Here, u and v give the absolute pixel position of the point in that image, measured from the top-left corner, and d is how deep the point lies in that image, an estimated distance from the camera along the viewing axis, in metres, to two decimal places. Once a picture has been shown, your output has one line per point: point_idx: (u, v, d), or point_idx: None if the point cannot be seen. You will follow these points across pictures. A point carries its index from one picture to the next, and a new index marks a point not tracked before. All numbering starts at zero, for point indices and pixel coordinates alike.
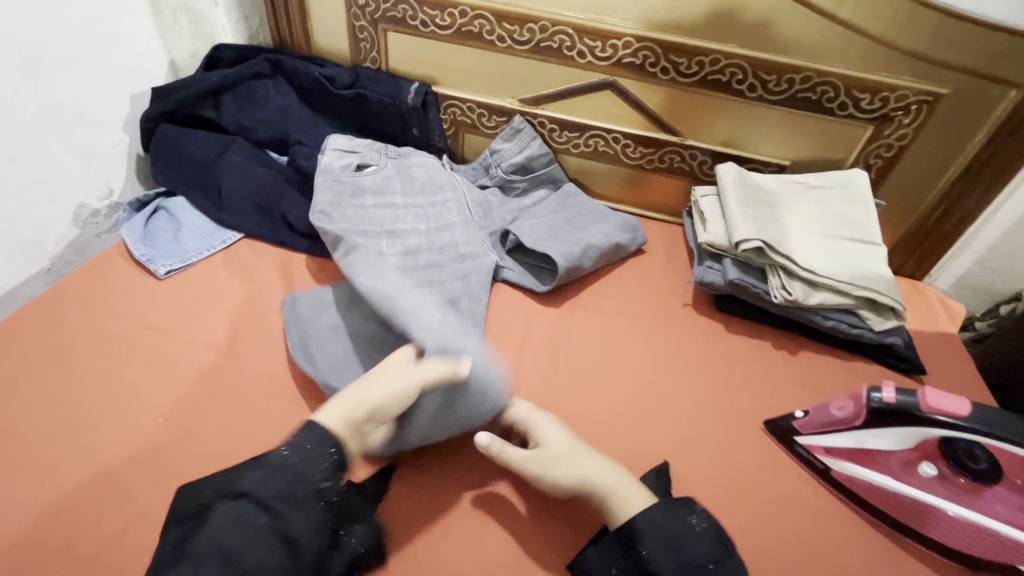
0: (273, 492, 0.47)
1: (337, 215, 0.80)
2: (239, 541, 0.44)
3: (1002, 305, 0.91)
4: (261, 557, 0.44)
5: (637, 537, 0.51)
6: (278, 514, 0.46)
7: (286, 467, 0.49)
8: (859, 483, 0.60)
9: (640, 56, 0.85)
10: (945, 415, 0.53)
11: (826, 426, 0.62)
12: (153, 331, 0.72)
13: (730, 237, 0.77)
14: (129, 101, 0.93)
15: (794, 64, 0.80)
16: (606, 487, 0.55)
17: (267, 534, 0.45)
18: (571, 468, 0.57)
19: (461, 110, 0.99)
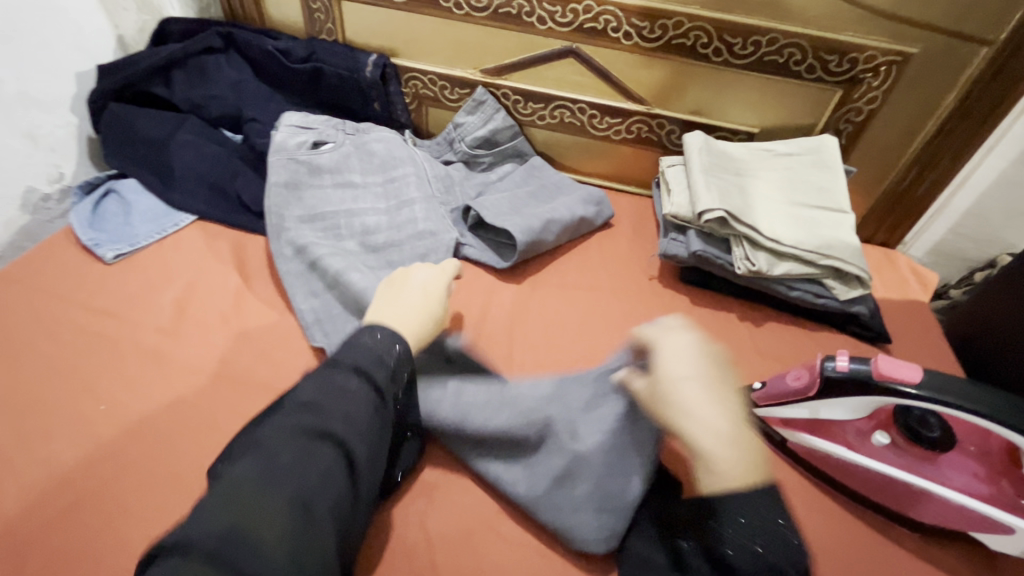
0: (365, 362, 0.50)
1: (293, 197, 0.79)
2: (325, 398, 0.46)
3: (978, 272, 0.90)
4: (350, 414, 0.46)
5: (716, 516, 0.46)
6: (368, 380, 0.49)
7: (366, 349, 0.51)
8: (812, 452, 0.60)
9: (602, 21, 0.82)
10: (897, 382, 0.53)
11: (780, 398, 0.61)
12: (102, 317, 0.70)
13: (693, 208, 0.75)
14: (75, 79, 0.88)
15: (760, 25, 0.77)
16: (702, 449, 0.47)
17: (361, 393, 0.48)
18: (679, 416, 0.48)
19: (423, 83, 0.96)
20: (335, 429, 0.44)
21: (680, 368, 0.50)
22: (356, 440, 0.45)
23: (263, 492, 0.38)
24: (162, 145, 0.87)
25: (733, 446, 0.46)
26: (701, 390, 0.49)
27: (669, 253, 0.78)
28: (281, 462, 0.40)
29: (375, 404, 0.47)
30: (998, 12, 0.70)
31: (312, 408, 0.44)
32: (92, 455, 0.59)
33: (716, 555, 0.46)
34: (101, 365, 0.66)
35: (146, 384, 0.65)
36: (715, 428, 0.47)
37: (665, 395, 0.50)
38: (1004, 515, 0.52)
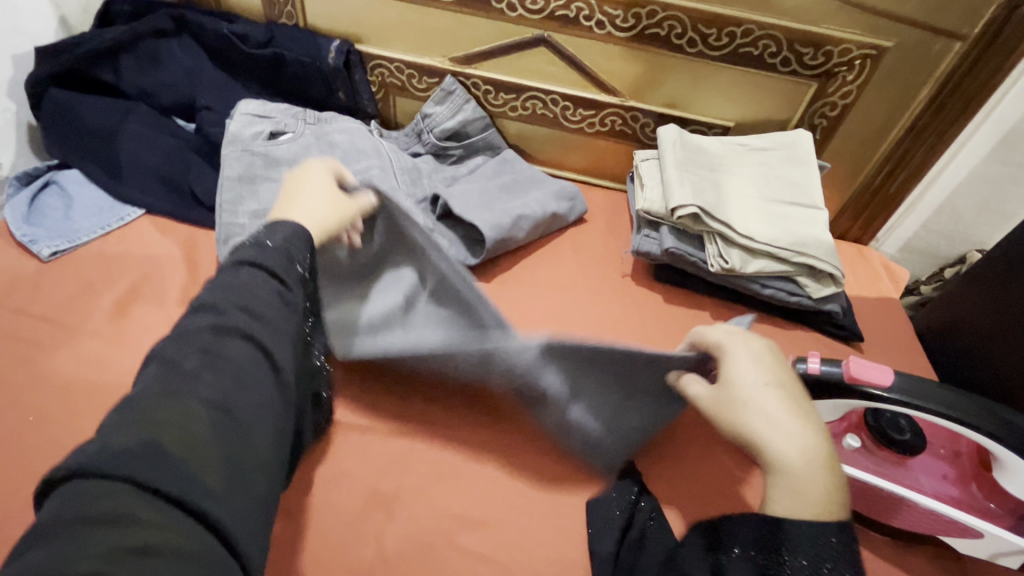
0: (269, 259, 0.47)
1: (248, 191, 0.75)
2: (233, 296, 0.43)
3: (947, 268, 0.89)
4: (269, 307, 0.44)
5: (786, 542, 0.42)
6: (275, 275, 0.46)
7: (270, 244, 0.48)
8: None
9: (574, 8, 0.79)
10: (870, 384, 0.52)
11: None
12: (38, 320, 0.66)
13: (666, 203, 0.73)
14: (12, 63, 0.82)
15: (734, 15, 0.75)
16: (773, 460, 0.46)
17: (272, 294, 0.45)
18: (752, 424, 0.48)
19: (390, 71, 0.91)
20: (237, 320, 0.42)
21: (759, 375, 0.50)
22: (276, 341, 0.43)
23: (179, 397, 0.37)
24: (107, 134, 0.81)
25: (823, 469, 0.45)
26: (780, 399, 0.48)
27: (641, 250, 0.76)
28: (186, 366, 0.38)
29: (283, 299, 0.45)
30: (970, 6, 0.70)
31: (216, 311, 0.42)
32: (24, 471, 0.55)
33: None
34: (37, 372, 0.61)
35: (86, 393, 0.60)
36: (794, 441, 0.46)
37: (737, 398, 0.49)
38: (974, 521, 0.51)
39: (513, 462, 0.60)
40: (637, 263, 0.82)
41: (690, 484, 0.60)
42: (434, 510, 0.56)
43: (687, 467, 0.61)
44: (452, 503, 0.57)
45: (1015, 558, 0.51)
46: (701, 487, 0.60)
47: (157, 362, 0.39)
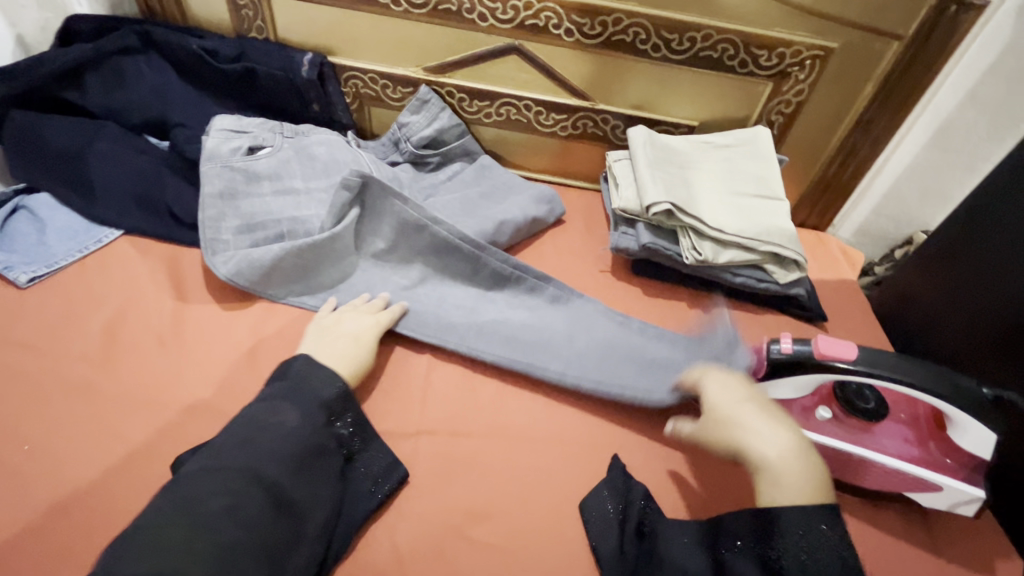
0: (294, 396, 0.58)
1: (151, 204, 0.74)
2: (265, 434, 0.53)
3: (897, 250, 0.94)
4: (290, 446, 0.53)
5: (777, 528, 0.49)
6: (306, 414, 0.56)
7: (296, 381, 0.59)
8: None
9: (543, 17, 0.82)
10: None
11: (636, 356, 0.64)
12: (21, 349, 0.65)
13: (641, 202, 0.78)
14: None
15: (694, 21, 0.80)
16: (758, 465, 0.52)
17: (293, 434, 0.54)
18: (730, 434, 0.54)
19: (363, 82, 0.92)
20: (266, 471, 0.51)
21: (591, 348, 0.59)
22: (287, 476, 0.52)
23: (196, 530, 0.44)
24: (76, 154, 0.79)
25: (795, 459, 0.51)
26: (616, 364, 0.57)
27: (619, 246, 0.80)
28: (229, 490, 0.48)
29: (306, 439, 0.55)
30: (905, 8, 0.76)
31: (248, 446, 0.52)
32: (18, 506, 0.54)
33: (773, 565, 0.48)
34: (24, 406, 0.60)
35: (78, 422, 0.60)
36: (778, 444, 0.52)
37: (718, 417, 0.56)
38: (933, 476, 0.58)
39: (513, 457, 0.62)
40: (615, 261, 0.85)
41: (678, 464, 0.64)
42: (438, 511, 0.58)
43: (672, 443, 0.65)
44: (455, 499, 0.59)
45: (970, 507, 0.58)
46: (682, 458, 0.64)
47: (183, 484, 0.48)
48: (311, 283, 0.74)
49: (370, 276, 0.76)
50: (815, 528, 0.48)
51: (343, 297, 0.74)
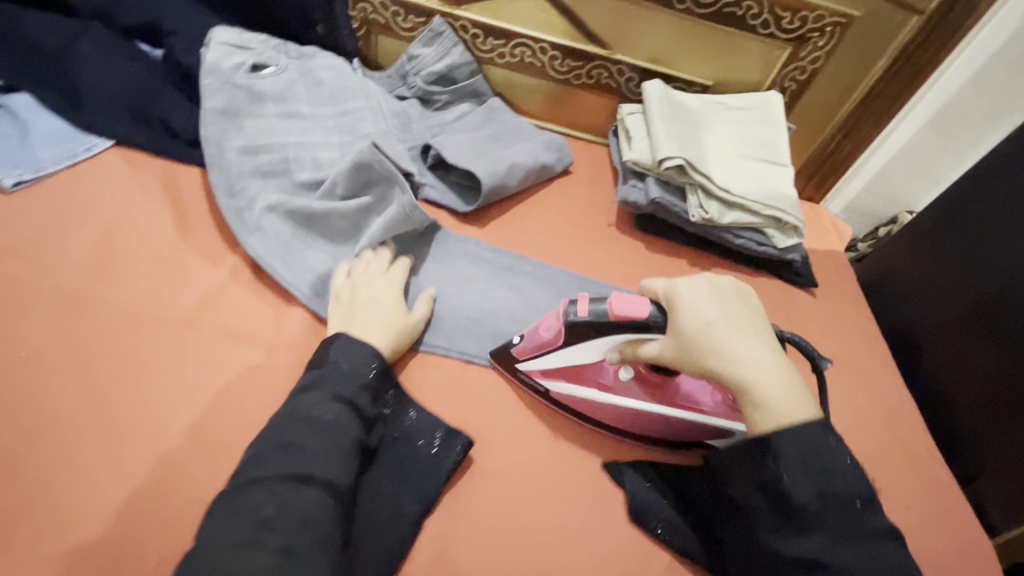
0: (342, 388, 0.52)
1: (233, 126, 0.71)
2: (310, 435, 0.48)
3: (881, 228, 1.00)
4: (322, 444, 0.48)
5: (772, 456, 0.48)
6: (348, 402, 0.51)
7: (337, 370, 0.53)
8: (687, 428, 0.59)
9: (743, 7, 0.80)
10: (631, 320, 0.53)
11: (588, 375, 0.60)
12: (204, 266, 0.62)
13: (795, 216, 0.78)
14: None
15: (892, 31, 0.81)
16: (756, 398, 0.48)
17: (332, 429, 0.49)
18: (743, 363, 0.49)
19: (532, 51, 0.89)
20: (313, 469, 0.46)
21: (704, 312, 0.51)
22: (339, 475, 0.47)
23: (245, 547, 0.41)
24: (253, 68, 0.75)
25: (789, 387, 0.49)
26: (731, 330, 0.50)
27: (754, 253, 0.81)
28: (263, 515, 0.43)
29: (355, 429, 0.50)
30: None
31: (294, 450, 0.47)
32: (164, 416, 0.52)
33: (777, 496, 0.48)
34: (181, 313, 0.58)
35: (229, 343, 0.57)
36: (754, 356, 0.49)
37: (700, 343, 0.50)
38: None
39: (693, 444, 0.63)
40: (753, 273, 0.82)
41: None
42: (594, 496, 0.56)
43: None
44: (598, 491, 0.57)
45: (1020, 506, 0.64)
46: None
47: (242, 501, 0.44)
48: (429, 323, 0.64)
49: (457, 295, 0.68)
50: (825, 459, 0.47)
51: (469, 334, 0.65)
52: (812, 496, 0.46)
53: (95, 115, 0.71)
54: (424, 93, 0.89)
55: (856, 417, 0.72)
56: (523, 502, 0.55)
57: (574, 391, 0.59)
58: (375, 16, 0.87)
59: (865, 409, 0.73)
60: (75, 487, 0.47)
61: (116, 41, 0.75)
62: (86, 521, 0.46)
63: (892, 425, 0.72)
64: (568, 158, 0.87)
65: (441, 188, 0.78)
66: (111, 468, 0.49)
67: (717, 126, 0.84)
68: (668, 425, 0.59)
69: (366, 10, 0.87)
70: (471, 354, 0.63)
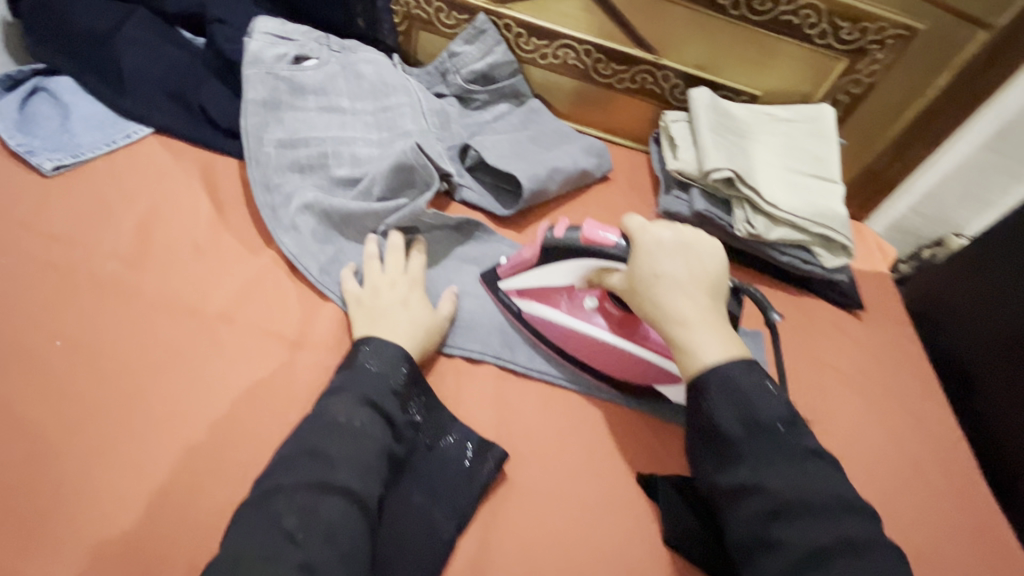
0: (370, 390, 0.50)
1: (273, 118, 0.69)
2: (336, 442, 0.46)
3: (924, 249, 0.97)
4: (350, 452, 0.46)
5: (696, 393, 0.49)
6: (377, 407, 0.49)
7: (364, 372, 0.51)
8: (649, 371, 0.59)
9: (800, 15, 0.77)
10: (599, 246, 0.56)
11: (559, 299, 0.63)
12: (240, 258, 0.61)
13: (845, 236, 0.75)
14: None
15: (956, 46, 0.77)
16: (680, 341, 0.50)
17: (359, 436, 0.47)
18: (678, 309, 0.50)
19: (575, 53, 0.87)
20: (336, 478, 0.44)
21: (652, 256, 0.52)
22: (365, 486, 0.45)
23: (266, 562, 0.39)
24: (295, 59, 0.73)
25: (719, 336, 0.49)
26: (672, 279, 0.51)
27: (799, 271, 0.78)
28: (285, 527, 0.41)
29: (383, 437, 0.48)
30: None
31: (320, 458, 0.45)
32: (197, 412, 0.50)
33: (708, 434, 0.48)
34: (216, 306, 0.57)
35: (263, 339, 0.56)
36: (688, 303, 0.50)
37: (643, 285, 0.52)
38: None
39: None
40: (794, 292, 0.80)
41: (876, 501, 0.64)
42: (631, 518, 0.54)
43: (868, 480, 0.65)
44: (636, 513, 0.55)
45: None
46: (875, 494, 0.64)
47: (264, 512, 0.42)
48: (465, 327, 0.63)
49: (493, 299, 0.66)
50: (749, 392, 0.47)
51: (505, 340, 0.63)
52: (739, 422, 0.46)
53: (138, 102, 0.70)
54: (463, 91, 0.87)
55: (902, 447, 0.69)
56: (557, 519, 0.53)
57: (542, 314, 0.62)
58: (418, 11, 0.86)
59: (914, 440, 0.70)
60: (106, 481, 0.46)
61: (160, 27, 0.74)
62: (116, 517, 0.45)
63: (939, 457, 0.69)
64: (607, 164, 0.84)
65: (478, 190, 0.76)
66: (142, 463, 0.47)
67: (764, 136, 0.81)
68: (630, 363, 0.60)
69: (409, 5, 0.85)
70: (507, 360, 0.62)
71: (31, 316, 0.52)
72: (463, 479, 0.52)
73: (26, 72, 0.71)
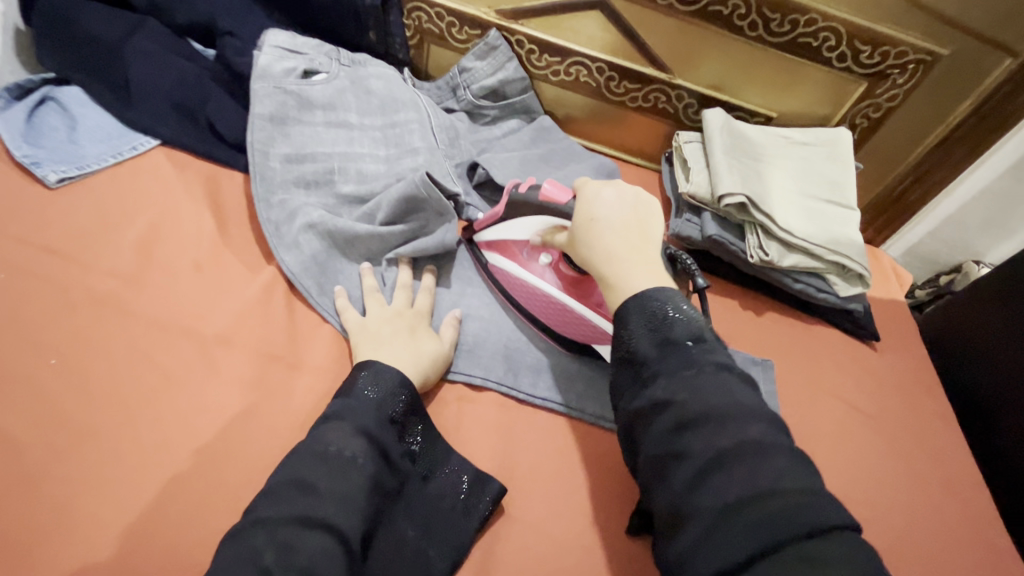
0: (368, 422, 0.48)
1: (280, 133, 0.69)
2: (328, 474, 0.44)
3: (942, 275, 0.94)
4: (340, 485, 0.44)
5: (620, 322, 0.49)
6: (373, 438, 0.47)
7: (364, 401, 0.50)
8: (585, 326, 0.61)
9: (820, 38, 0.76)
10: (553, 203, 0.58)
11: (515, 252, 0.65)
12: (242, 275, 0.60)
13: (861, 265, 0.73)
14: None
15: (980, 72, 0.75)
16: (606, 280, 0.52)
17: (352, 468, 0.45)
18: (607, 249, 0.52)
19: (588, 70, 0.85)
20: (323, 513, 0.42)
21: (592, 206, 0.54)
22: (353, 523, 0.43)
23: None
24: (305, 74, 0.72)
25: (642, 276, 0.50)
26: (605, 225, 0.53)
27: (813, 299, 0.76)
28: (262, 562, 0.38)
29: (376, 471, 0.46)
30: None
31: (307, 489, 0.43)
32: (190, 436, 0.49)
33: (631, 359, 0.48)
34: (215, 325, 0.56)
35: (262, 360, 0.55)
36: (616, 244, 0.52)
37: (580, 230, 0.54)
38: None
39: None
40: (806, 320, 0.78)
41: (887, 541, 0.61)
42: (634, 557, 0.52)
43: (880, 519, 0.63)
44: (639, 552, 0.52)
45: None
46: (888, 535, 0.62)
47: (242, 546, 0.39)
48: (467, 351, 0.61)
49: (498, 323, 0.65)
50: (664, 312, 0.47)
51: (509, 366, 0.62)
52: (654, 339, 0.46)
53: (146, 113, 0.70)
54: (473, 107, 0.86)
55: (917, 485, 0.67)
56: (555, 554, 0.51)
57: (500, 263, 0.65)
58: (430, 25, 0.85)
59: (930, 479, 0.67)
60: (94, 507, 0.45)
61: (171, 38, 0.74)
62: (103, 545, 0.43)
63: (955, 497, 0.67)
64: None
65: (486, 209, 0.75)
66: (132, 488, 0.46)
67: (780, 159, 0.79)
68: (573, 320, 0.61)
69: (421, 19, 0.84)
70: (509, 386, 0.60)
71: (28, 331, 0.52)
72: (458, 514, 0.51)
73: (37, 80, 0.71)
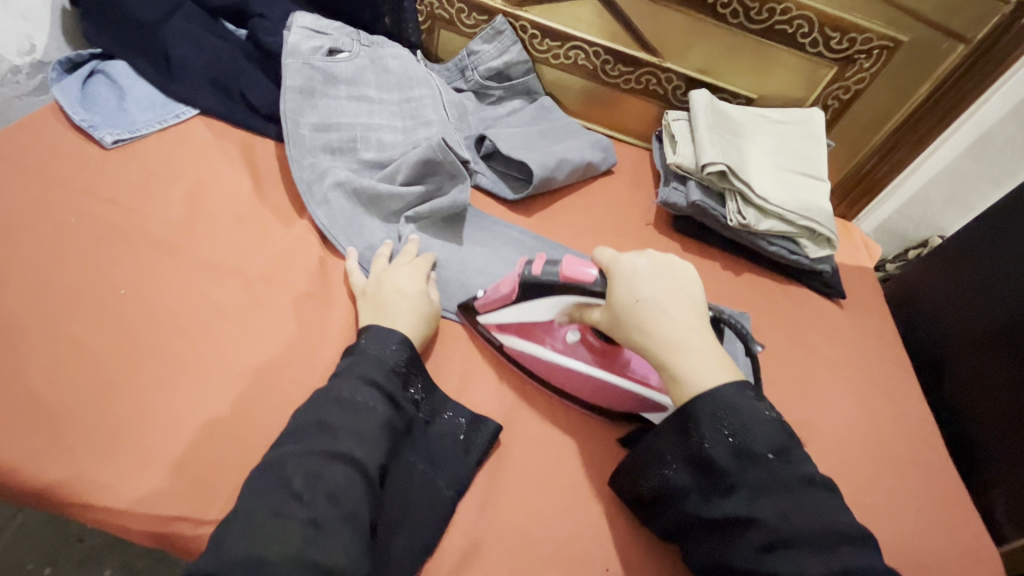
0: (371, 371, 0.55)
1: (308, 104, 0.76)
2: (340, 416, 0.51)
3: (912, 250, 1.00)
4: (352, 424, 0.51)
5: (692, 425, 0.51)
6: (379, 384, 0.54)
7: (366, 355, 0.57)
8: (619, 393, 0.63)
9: (794, 25, 0.84)
10: (578, 283, 0.58)
11: (540, 334, 0.65)
12: (277, 228, 0.68)
13: (828, 229, 0.81)
14: None
15: (937, 57, 0.83)
16: (669, 365, 0.51)
17: (361, 411, 0.52)
18: (664, 333, 0.51)
19: (585, 55, 0.93)
20: (342, 447, 0.49)
21: (635, 289, 0.53)
22: (366, 455, 0.50)
23: (278, 516, 0.44)
24: (329, 52, 0.80)
25: (704, 360, 0.51)
26: (655, 308, 0.52)
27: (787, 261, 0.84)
28: (293, 487, 0.46)
29: (383, 412, 0.53)
30: None
31: (327, 430, 0.50)
32: (240, 359, 0.57)
33: (708, 467, 0.51)
34: (257, 269, 0.63)
35: (299, 299, 0.62)
36: (671, 324, 0.52)
37: (628, 319, 0.53)
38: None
39: None
40: (780, 280, 0.87)
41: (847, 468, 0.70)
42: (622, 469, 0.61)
43: (841, 451, 0.71)
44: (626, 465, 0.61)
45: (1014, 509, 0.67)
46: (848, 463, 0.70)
47: (274, 472, 0.47)
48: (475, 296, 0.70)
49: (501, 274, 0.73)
50: (738, 422, 0.49)
51: None
52: (732, 448, 0.49)
53: (186, 87, 0.77)
54: (480, 87, 0.94)
55: (874, 423, 0.75)
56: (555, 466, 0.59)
57: (523, 347, 0.65)
58: (441, 11, 0.93)
59: (886, 418, 0.76)
60: (163, 411, 0.53)
61: (207, 20, 0.81)
62: (172, 441, 0.51)
63: (910, 434, 0.75)
64: (612, 159, 0.91)
65: (492, 176, 0.83)
66: (194, 397, 0.54)
67: (757, 136, 0.87)
68: (613, 394, 0.63)
69: (432, 5, 0.93)
70: None
71: (95, 269, 0.59)
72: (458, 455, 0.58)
73: (85, 56, 0.78)
